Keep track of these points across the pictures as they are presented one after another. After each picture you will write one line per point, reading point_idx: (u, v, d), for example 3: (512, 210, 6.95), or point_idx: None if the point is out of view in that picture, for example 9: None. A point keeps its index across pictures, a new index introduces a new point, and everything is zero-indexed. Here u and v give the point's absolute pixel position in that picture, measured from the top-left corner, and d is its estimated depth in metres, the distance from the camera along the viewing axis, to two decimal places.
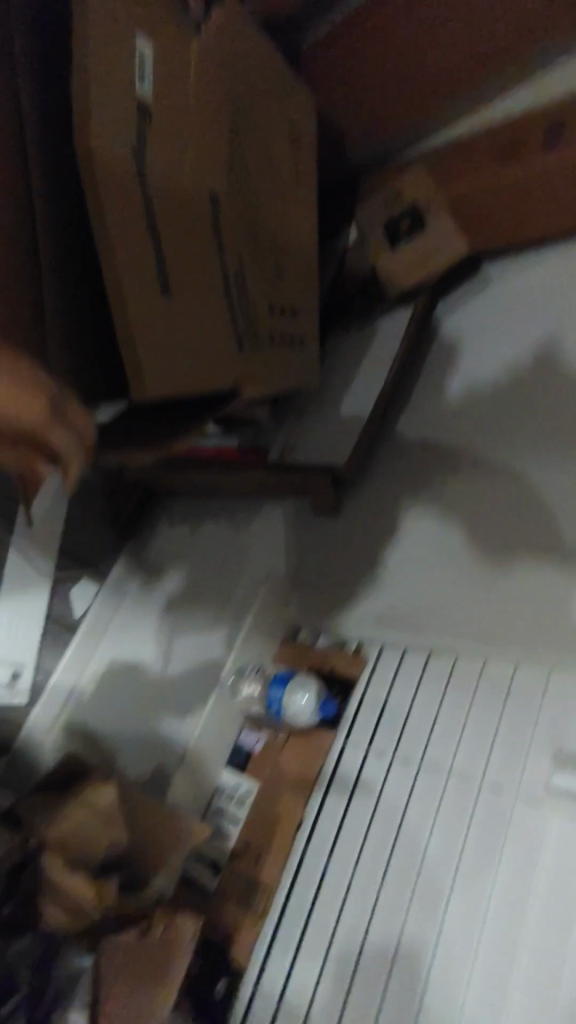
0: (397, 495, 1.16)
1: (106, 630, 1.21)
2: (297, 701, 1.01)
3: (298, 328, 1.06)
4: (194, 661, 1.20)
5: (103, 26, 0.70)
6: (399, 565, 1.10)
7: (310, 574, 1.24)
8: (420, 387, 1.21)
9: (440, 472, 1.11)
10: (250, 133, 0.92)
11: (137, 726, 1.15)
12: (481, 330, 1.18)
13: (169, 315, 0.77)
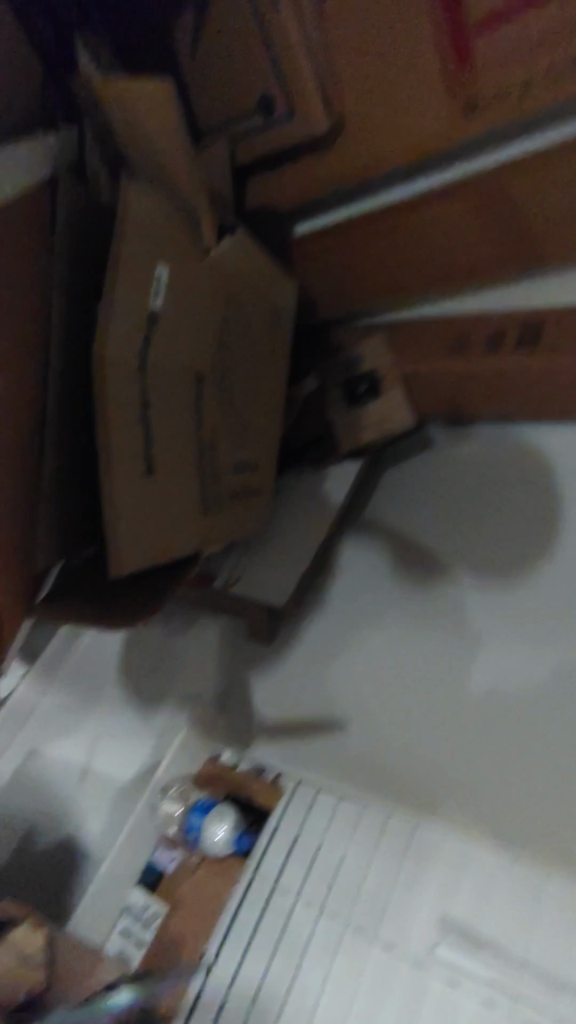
0: (328, 632, 1.30)
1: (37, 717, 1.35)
2: (215, 832, 1.10)
3: (257, 479, 1.17)
4: (117, 765, 1.29)
5: (132, 246, 0.79)
6: (323, 699, 1.23)
7: (240, 689, 1.32)
8: (358, 539, 1.38)
9: (368, 621, 1.27)
10: (240, 320, 1.05)
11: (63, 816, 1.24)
12: (415, 499, 1.39)
13: (156, 502, 0.86)
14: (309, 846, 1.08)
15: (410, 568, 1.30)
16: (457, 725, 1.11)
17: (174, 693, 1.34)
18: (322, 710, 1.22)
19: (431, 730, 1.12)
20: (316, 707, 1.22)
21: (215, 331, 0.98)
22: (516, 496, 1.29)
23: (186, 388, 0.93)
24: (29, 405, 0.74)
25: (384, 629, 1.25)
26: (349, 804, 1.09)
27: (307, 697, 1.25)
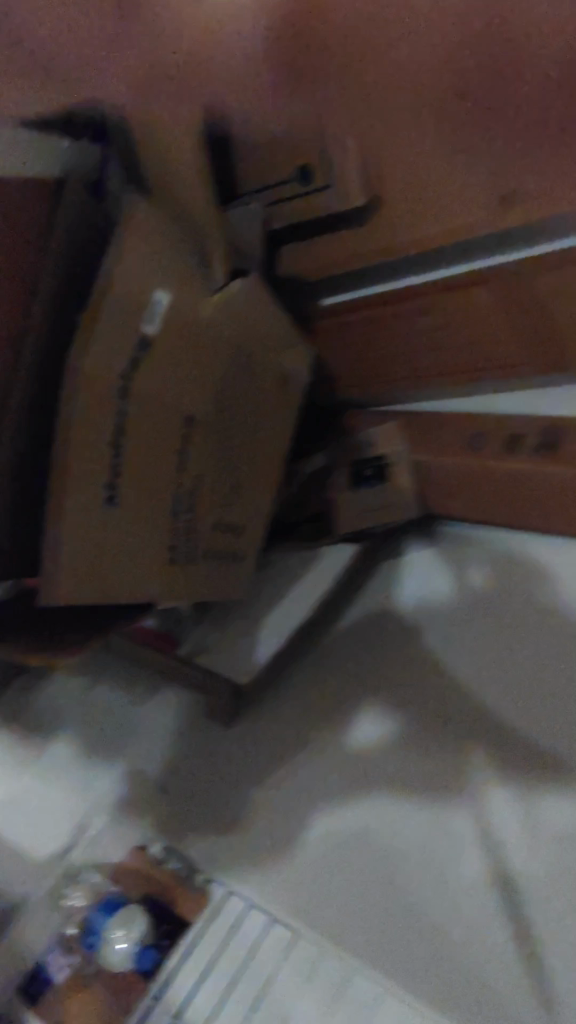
0: (293, 725, 1.16)
1: None
2: (118, 933, 0.95)
3: (243, 543, 1.10)
4: (38, 840, 1.14)
5: (136, 260, 0.75)
6: (275, 802, 1.08)
7: (186, 777, 1.16)
8: (344, 626, 1.26)
9: (338, 720, 1.13)
10: (247, 370, 1.00)
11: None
12: (409, 587, 1.25)
13: (111, 537, 0.78)
14: (225, 972, 0.94)
15: (393, 667, 1.16)
16: (418, 853, 0.96)
17: (117, 765, 1.21)
18: (272, 815, 1.07)
19: (390, 857, 0.97)
20: (265, 810, 1.08)
21: (216, 376, 0.93)
22: (531, 603, 1.11)
23: (172, 426, 0.88)
24: None
25: (355, 730, 1.11)
26: (279, 936, 0.95)
27: (257, 797, 1.10)
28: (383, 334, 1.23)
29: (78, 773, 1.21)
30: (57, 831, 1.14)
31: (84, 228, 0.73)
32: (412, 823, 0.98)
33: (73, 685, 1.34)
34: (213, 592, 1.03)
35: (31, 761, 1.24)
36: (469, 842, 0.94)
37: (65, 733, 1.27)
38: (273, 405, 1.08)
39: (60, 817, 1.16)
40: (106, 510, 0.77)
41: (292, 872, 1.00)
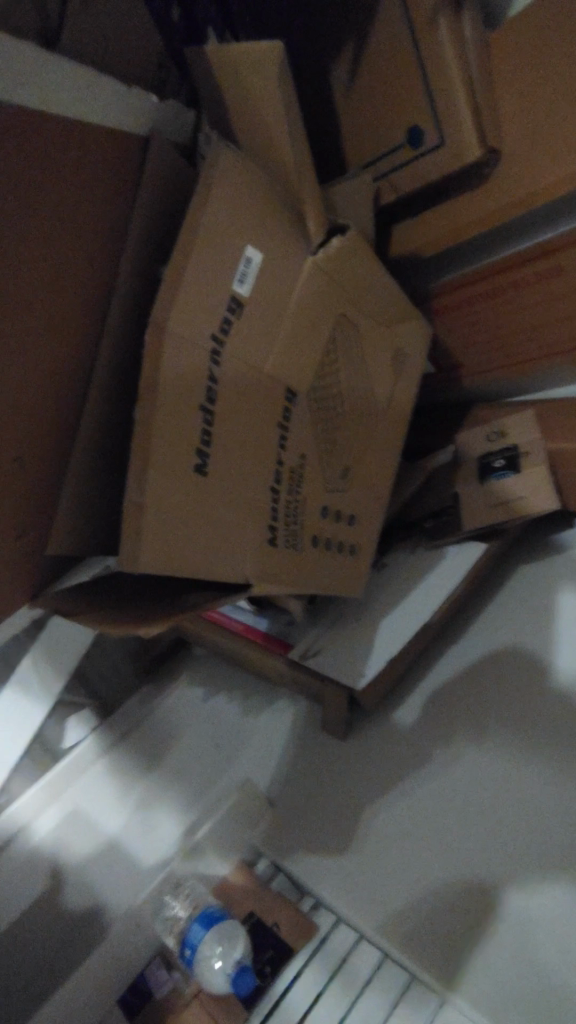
0: (411, 741, 1.05)
1: (93, 768, 1.23)
2: (216, 950, 0.88)
3: (356, 533, 1.02)
4: (152, 844, 1.10)
5: (227, 207, 0.70)
6: (391, 826, 0.97)
7: (299, 790, 1.09)
8: (467, 637, 1.14)
9: (462, 738, 1.01)
10: (355, 345, 0.94)
11: (85, 888, 1.06)
12: (538, 597, 1.13)
13: (203, 508, 0.73)
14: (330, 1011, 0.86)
15: (525, 684, 1.03)
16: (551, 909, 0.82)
17: (230, 774, 1.15)
18: (385, 840, 0.96)
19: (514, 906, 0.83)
20: (379, 834, 0.97)
21: (318, 347, 0.87)
22: None
23: (270, 397, 0.82)
24: (75, 360, 0.65)
25: (485, 750, 0.98)
26: (393, 972, 0.87)
27: (372, 818, 1.00)
28: (508, 307, 1.11)
29: (194, 781, 1.17)
30: (169, 838, 1.10)
31: (173, 182, 0.70)
32: (546, 879, 0.84)
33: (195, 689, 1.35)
34: (321, 584, 0.95)
35: (152, 767, 1.22)
36: None
37: (178, 739, 1.26)
38: (384, 384, 1.01)
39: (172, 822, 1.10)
40: (198, 479, 0.73)
41: (407, 910, 0.89)
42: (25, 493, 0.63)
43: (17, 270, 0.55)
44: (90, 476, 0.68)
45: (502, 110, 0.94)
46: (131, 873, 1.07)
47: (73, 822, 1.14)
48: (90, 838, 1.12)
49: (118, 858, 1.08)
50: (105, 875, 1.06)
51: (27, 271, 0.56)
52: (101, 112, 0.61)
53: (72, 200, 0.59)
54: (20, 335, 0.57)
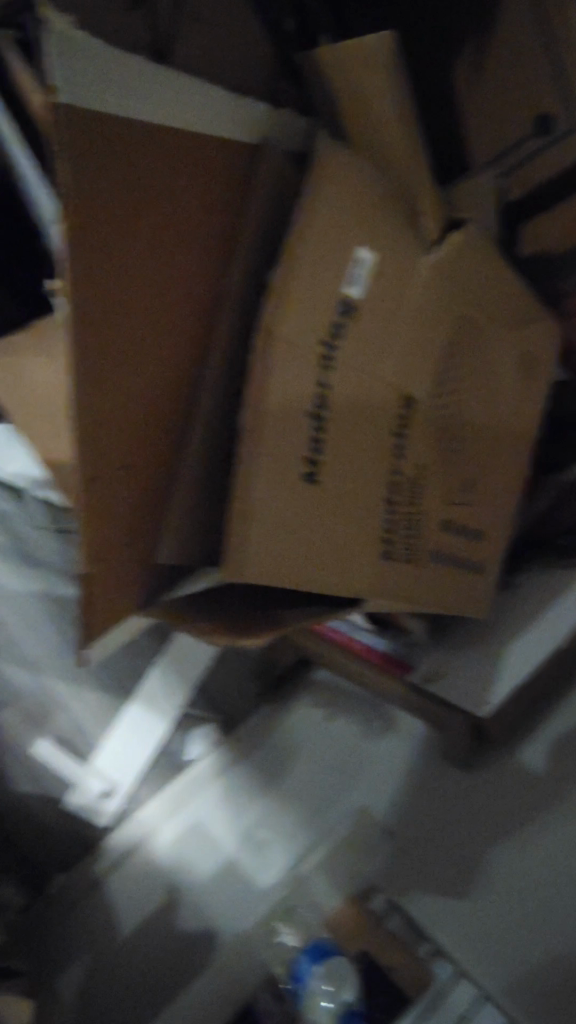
0: (539, 785, 1.00)
1: (215, 782, 1.21)
2: (328, 987, 0.88)
3: (479, 548, 0.95)
4: (266, 866, 1.11)
5: (335, 208, 0.69)
6: (512, 872, 0.96)
7: (414, 824, 1.04)
8: None
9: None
10: (478, 348, 0.88)
11: (208, 905, 1.10)
12: None
13: (311, 519, 0.71)
14: None
15: None
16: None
17: (346, 801, 1.12)
18: (503, 890, 0.95)
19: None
20: (499, 881, 0.96)
21: (435, 353, 0.83)
22: None
23: (385, 402, 0.78)
24: (184, 372, 0.66)
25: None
26: None
27: (493, 865, 0.97)
28: None
29: (313, 804, 1.13)
30: (282, 862, 1.10)
31: (285, 188, 0.69)
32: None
33: (313, 707, 1.24)
34: (442, 605, 0.90)
35: (272, 787, 1.18)
36: None
37: (295, 756, 1.20)
38: (510, 389, 0.94)
39: (286, 848, 1.11)
40: (307, 489, 0.71)
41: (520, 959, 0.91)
42: (136, 500, 0.64)
43: (129, 288, 0.57)
44: (198, 486, 0.68)
45: None
46: (249, 896, 1.09)
47: (192, 833, 1.17)
48: (208, 852, 1.15)
49: (234, 879, 1.11)
50: (222, 893, 1.10)
51: (139, 289, 0.57)
52: (212, 125, 0.61)
53: (182, 216, 0.60)
54: (131, 351, 0.59)
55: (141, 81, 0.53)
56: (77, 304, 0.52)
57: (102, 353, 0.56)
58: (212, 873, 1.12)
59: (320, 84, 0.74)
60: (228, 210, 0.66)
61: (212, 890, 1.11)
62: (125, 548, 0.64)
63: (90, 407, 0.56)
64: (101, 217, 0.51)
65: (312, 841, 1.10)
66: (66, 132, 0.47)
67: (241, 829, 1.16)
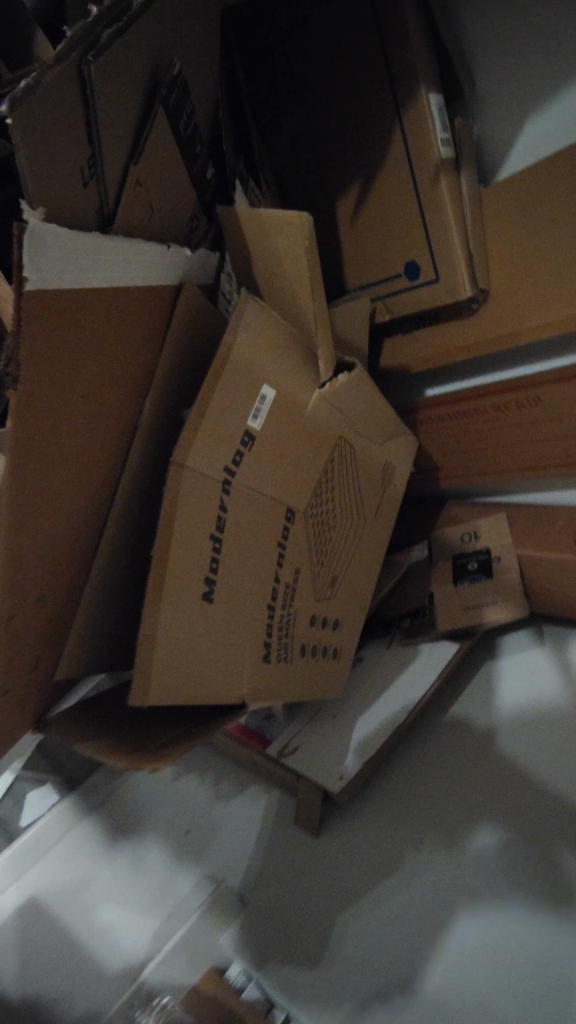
0: (384, 847, 1.06)
1: (59, 844, 1.28)
2: None
3: (339, 639, 1.05)
4: (120, 937, 1.10)
5: (248, 354, 0.75)
6: (371, 927, 0.98)
7: (262, 899, 1.07)
8: (428, 741, 1.19)
9: (412, 843, 1.05)
10: (352, 468, 0.99)
11: (55, 977, 1.08)
12: (478, 700, 1.23)
13: (209, 634, 0.76)
14: None
15: (463, 791, 1.09)
16: (491, 941, 0.90)
17: (193, 870, 1.16)
18: (358, 951, 0.96)
19: (453, 945, 0.91)
20: (353, 940, 0.97)
21: (317, 472, 0.91)
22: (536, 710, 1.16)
23: (275, 518, 0.86)
24: (98, 493, 0.66)
25: (454, 858, 1.00)
26: None
27: (346, 930, 0.99)
28: (489, 429, 1.19)
29: (169, 874, 1.17)
30: (136, 935, 1.10)
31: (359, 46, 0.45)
32: (499, 913, 0.92)
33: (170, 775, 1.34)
34: (310, 692, 0.98)
35: (117, 858, 1.22)
36: (531, 983, 0.84)
37: (146, 820, 1.27)
38: (372, 498, 1.06)
39: (138, 917, 1.12)
40: (203, 608, 0.75)
41: (381, 993, 0.90)
42: (50, 630, 0.65)
43: (62, 430, 0.58)
44: (100, 611, 0.70)
45: (492, 254, 1.03)
46: (107, 957, 1.08)
47: (29, 905, 1.19)
48: (47, 916, 1.16)
49: (78, 947, 1.11)
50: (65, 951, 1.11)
51: (72, 434, 0.60)
52: (142, 274, 0.64)
53: (114, 359, 0.63)
54: (60, 489, 0.60)
55: (93, 250, 0.55)
56: (17, 454, 0.54)
57: (33, 498, 0.57)
58: (57, 937, 1.13)
59: (231, 236, 0.80)
60: (150, 352, 0.69)
61: (59, 956, 1.10)
62: (31, 679, 0.65)
63: (16, 542, 0.57)
64: (44, 374, 0.54)
65: (168, 914, 1.11)
66: (30, 308, 0.50)
67: (76, 873, 1.22)
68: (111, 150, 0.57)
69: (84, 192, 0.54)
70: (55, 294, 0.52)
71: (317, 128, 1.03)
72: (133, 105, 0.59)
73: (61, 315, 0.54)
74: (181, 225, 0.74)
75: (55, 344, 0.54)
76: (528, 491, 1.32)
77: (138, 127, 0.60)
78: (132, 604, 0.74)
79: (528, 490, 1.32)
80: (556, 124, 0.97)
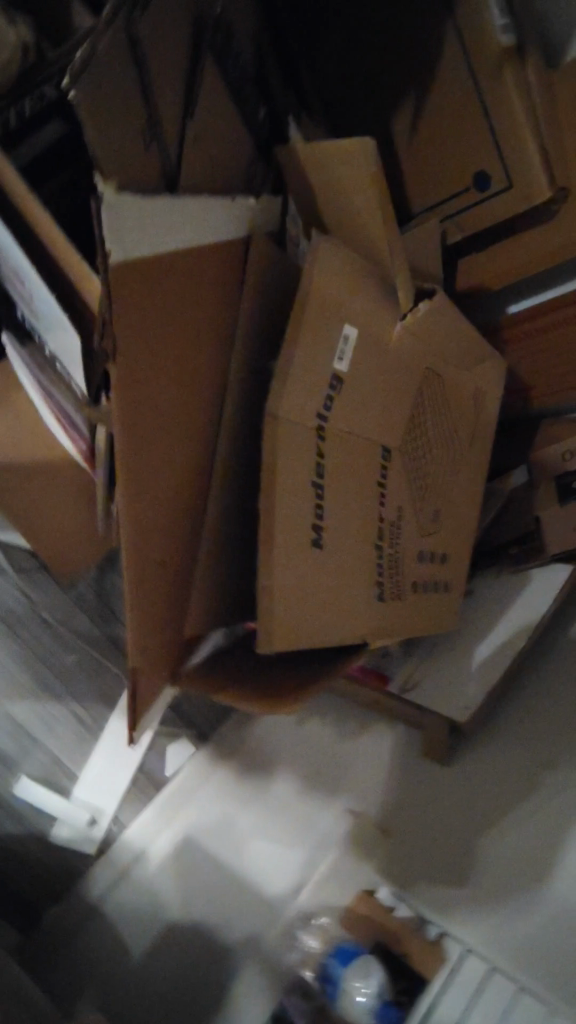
0: (514, 776, 1.08)
1: (203, 785, 1.33)
2: (358, 983, 0.92)
3: (448, 573, 1.04)
4: (272, 867, 1.19)
5: (325, 295, 0.73)
6: (507, 852, 1.03)
7: (404, 828, 1.12)
8: (544, 661, 1.17)
9: (537, 766, 1.07)
10: (443, 398, 0.96)
11: (222, 906, 1.18)
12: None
13: (321, 580, 0.77)
14: None
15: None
16: None
17: (335, 803, 1.21)
18: (502, 861, 1.02)
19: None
20: (498, 855, 1.03)
21: (407, 407, 0.89)
22: None
23: (369, 458, 0.85)
24: (203, 457, 0.69)
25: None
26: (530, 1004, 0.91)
27: (489, 854, 1.04)
28: None
29: (312, 807, 1.22)
30: (285, 862, 1.18)
31: None
32: None
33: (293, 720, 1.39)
34: (425, 628, 0.98)
35: (259, 797, 1.28)
36: None
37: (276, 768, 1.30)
38: (466, 425, 1.03)
39: (289, 849, 1.19)
40: (315, 555, 0.77)
41: (525, 917, 0.97)
42: (172, 589, 0.69)
43: (160, 395, 0.62)
44: (216, 569, 0.73)
45: (570, 145, 0.95)
46: (264, 880, 1.18)
47: (184, 843, 1.26)
48: (199, 852, 1.25)
49: (233, 879, 1.20)
50: (222, 887, 1.20)
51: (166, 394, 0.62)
52: (213, 232, 0.65)
53: (196, 317, 0.65)
54: (161, 449, 0.63)
55: (165, 211, 0.57)
56: (121, 417, 0.58)
57: (138, 459, 0.61)
58: (214, 874, 1.21)
59: (289, 174, 0.78)
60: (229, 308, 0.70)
61: (222, 888, 1.20)
62: (164, 637, 0.69)
63: (133, 501, 0.61)
64: (136, 342, 0.57)
65: (319, 843, 1.17)
66: (127, 281, 0.54)
67: (219, 811, 1.28)
68: (167, 109, 0.57)
69: (147, 157, 0.55)
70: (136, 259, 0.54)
71: (362, 42, 0.98)
72: (180, 55, 0.58)
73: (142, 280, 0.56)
74: (239, 173, 0.73)
75: (140, 309, 0.57)
76: None
77: (188, 77, 0.60)
78: (245, 558, 0.76)
79: None
80: None
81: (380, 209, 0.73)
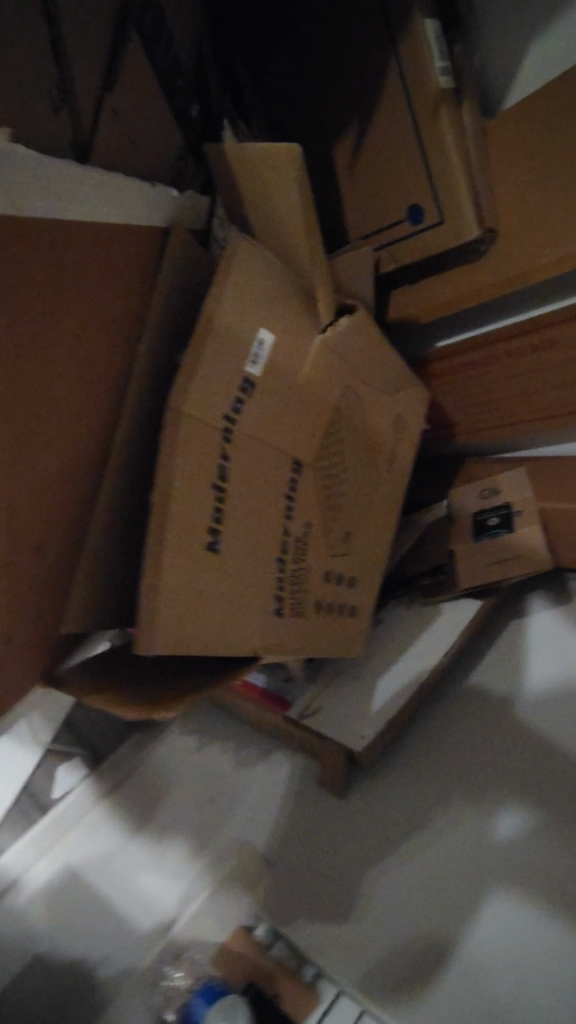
0: (407, 812, 1.04)
1: (90, 812, 1.26)
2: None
3: (358, 599, 1.02)
4: (149, 900, 1.10)
5: (242, 294, 0.72)
6: (391, 889, 0.97)
7: (292, 864, 1.05)
8: (448, 699, 1.16)
9: (427, 800, 1.04)
10: (362, 421, 0.96)
11: (92, 940, 1.08)
12: (495, 664, 1.18)
13: (213, 585, 0.74)
14: None
15: (480, 756, 1.06)
16: (526, 906, 0.88)
17: (227, 833, 1.14)
18: (387, 902, 0.96)
19: (482, 899, 0.91)
20: (383, 891, 0.97)
21: (323, 422, 0.88)
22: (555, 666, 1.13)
23: (279, 468, 0.83)
24: (96, 445, 0.67)
25: (480, 816, 0.99)
26: None
27: (374, 892, 0.97)
28: (505, 379, 1.14)
29: (200, 839, 1.15)
30: (166, 894, 1.10)
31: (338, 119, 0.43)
32: (524, 889, 0.90)
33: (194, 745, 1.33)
34: (329, 650, 0.95)
35: (148, 825, 1.21)
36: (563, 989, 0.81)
37: (171, 794, 1.25)
38: (385, 448, 1.02)
39: (172, 881, 1.11)
40: (210, 561, 0.74)
41: (403, 963, 0.89)
42: (51, 580, 0.65)
43: (55, 372, 0.59)
44: (102, 563, 0.69)
45: (499, 190, 0.98)
46: (140, 914, 1.09)
47: (63, 872, 1.18)
48: (74, 883, 1.16)
49: (106, 913, 1.11)
50: (94, 919, 1.10)
51: (60, 372, 0.60)
52: (124, 215, 0.63)
53: (101, 300, 0.63)
54: (50, 429, 0.60)
55: (68, 179, 0.55)
56: (4, 385, 0.54)
57: (24, 434, 0.57)
58: (88, 906, 1.12)
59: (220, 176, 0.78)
60: (139, 298, 0.68)
61: (93, 922, 1.10)
62: (37, 629, 0.64)
63: (13, 477, 0.57)
64: (32, 307, 0.55)
65: (201, 872, 1.10)
66: (17, 240, 0.51)
67: (105, 840, 1.21)
68: (82, 76, 0.57)
69: (53, 118, 0.54)
70: (26, 217, 0.52)
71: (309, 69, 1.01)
72: (102, 28, 0.58)
73: (38, 245, 0.54)
74: (165, 165, 0.72)
75: (36, 277, 0.54)
76: (543, 441, 1.27)
77: (109, 56, 0.60)
78: (136, 557, 0.73)
79: (543, 440, 1.27)
80: (557, 47, 0.93)
81: (303, 218, 0.73)
